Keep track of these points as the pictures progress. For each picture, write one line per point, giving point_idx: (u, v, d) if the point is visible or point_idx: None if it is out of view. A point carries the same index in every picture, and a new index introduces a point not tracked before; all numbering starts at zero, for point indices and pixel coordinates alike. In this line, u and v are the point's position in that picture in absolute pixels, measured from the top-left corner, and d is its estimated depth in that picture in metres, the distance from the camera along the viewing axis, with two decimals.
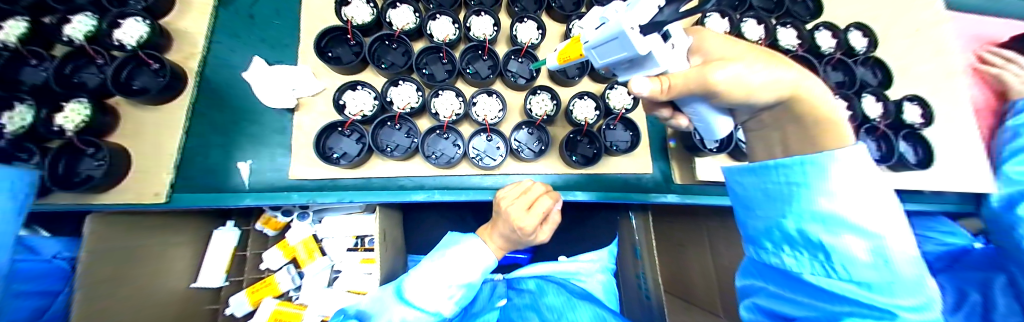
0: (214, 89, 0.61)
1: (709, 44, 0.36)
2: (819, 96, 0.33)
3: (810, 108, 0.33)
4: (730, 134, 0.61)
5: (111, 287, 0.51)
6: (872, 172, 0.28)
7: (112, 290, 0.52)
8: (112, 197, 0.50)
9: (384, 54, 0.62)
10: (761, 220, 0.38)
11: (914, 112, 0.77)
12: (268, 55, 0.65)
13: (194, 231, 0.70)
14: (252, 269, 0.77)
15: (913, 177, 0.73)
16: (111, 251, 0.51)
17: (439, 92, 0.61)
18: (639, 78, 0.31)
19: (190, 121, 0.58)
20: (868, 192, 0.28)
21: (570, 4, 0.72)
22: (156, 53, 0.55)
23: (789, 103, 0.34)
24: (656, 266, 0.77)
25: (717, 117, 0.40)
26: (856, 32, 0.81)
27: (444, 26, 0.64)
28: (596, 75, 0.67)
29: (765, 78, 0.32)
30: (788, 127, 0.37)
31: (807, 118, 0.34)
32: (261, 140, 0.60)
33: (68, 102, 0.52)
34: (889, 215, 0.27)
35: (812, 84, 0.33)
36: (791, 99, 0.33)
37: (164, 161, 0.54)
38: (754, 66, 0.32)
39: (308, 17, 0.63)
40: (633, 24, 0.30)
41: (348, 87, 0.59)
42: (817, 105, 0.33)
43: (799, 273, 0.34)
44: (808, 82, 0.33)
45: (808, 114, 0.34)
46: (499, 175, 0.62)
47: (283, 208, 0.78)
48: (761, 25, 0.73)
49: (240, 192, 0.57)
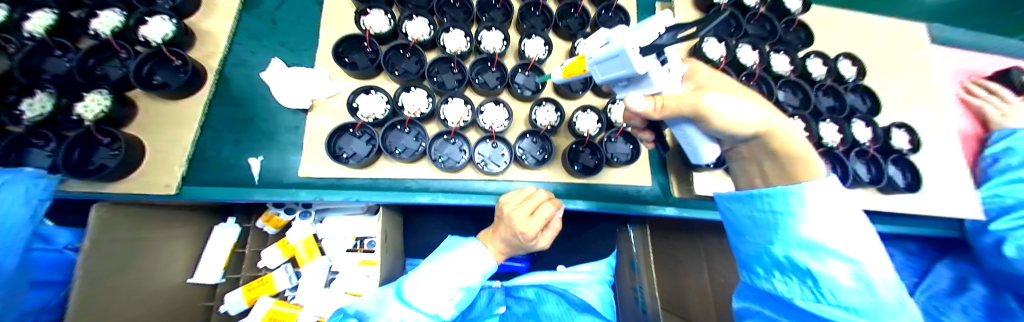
0: (231, 88, 0.63)
1: (700, 75, 0.40)
2: (790, 133, 0.36)
3: (781, 144, 0.36)
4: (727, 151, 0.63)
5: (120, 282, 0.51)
6: (841, 200, 0.32)
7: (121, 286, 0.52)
8: (122, 186, 0.51)
9: (398, 62, 0.66)
10: (751, 246, 0.41)
11: (903, 138, 0.80)
12: (287, 57, 0.68)
13: (194, 226, 0.69)
14: (250, 267, 0.77)
15: (902, 201, 0.75)
16: (111, 241, 0.49)
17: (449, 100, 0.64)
18: (634, 95, 0.36)
19: (207, 117, 0.60)
20: (841, 219, 0.31)
21: (576, 24, 0.76)
22: (178, 50, 0.57)
23: (763, 138, 0.37)
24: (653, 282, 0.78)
25: (704, 142, 0.42)
26: (845, 61, 0.85)
27: (456, 39, 0.67)
28: (599, 90, 0.71)
29: (744, 111, 0.35)
30: (764, 163, 0.40)
31: (781, 154, 0.37)
32: (273, 138, 0.62)
33: (89, 92, 0.53)
34: (862, 240, 0.31)
35: (785, 122, 0.37)
36: (765, 134, 0.36)
37: (178, 153, 0.55)
38: (737, 98, 0.35)
39: (327, 25, 0.66)
40: (633, 45, 0.33)
41: (362, 92, 0.62)
42: (788, 141, 0.36)
43: (790, 299, 0.35)
44: (781, 120, 0.36)
45: (779, 148, 0.37)
46: (501, 181, 0.64)
47: (287, 206, 0.79)
48: (756, 50, 0.77)
49: (250, 187, 0.58)
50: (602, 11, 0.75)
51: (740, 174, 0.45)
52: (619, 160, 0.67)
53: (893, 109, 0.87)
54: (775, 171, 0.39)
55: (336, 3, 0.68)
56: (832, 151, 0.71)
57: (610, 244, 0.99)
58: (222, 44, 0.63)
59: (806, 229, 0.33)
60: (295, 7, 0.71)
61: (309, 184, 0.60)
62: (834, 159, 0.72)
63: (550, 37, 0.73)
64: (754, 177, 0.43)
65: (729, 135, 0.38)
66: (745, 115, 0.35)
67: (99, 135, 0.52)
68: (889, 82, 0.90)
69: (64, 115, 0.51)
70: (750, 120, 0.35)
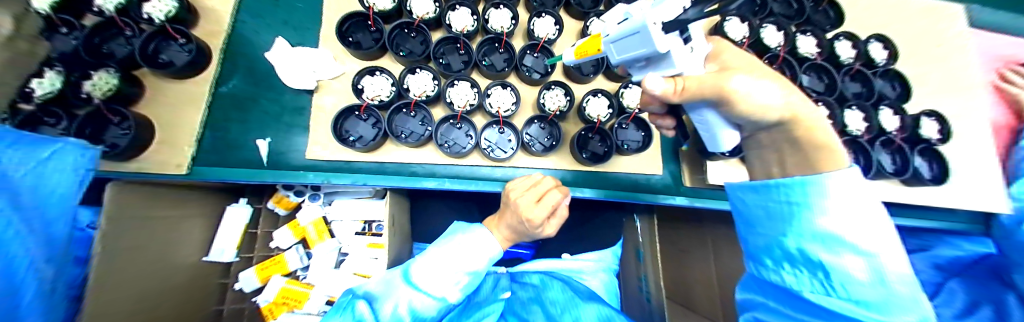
0: (237, 68, 0.63)
1: (724, 55, 0.37)
2: (818, 121, 0.34)
3: (807, 131, 0.34)
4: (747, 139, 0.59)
5: (139, 257, 0.53)
6: (864, 191, 0.30)
7: (141, 260, 0.54)
8: (136, 165, 0.52)
9: (403, 42, 0.63)
10: (761, 237, 0.39)
11: (932, 127, 0.75)
12: (290, 36, 0.66)
13: (209, 206, 0.71)
14: (262, 247, 0.80)
15: (925, 194, 0.72)
16: (129, 218, 0.50)
17: (455, 83, 0.62)
18: (652, 77, 0.33)
19: (213, 97, 0.59)
20: (863, 212, 0.30)
21: (589, 1, 0.72)
22: (183, 28, 0.57)
23: (787, 125, 0.35)
24: (659, 271, 0.78)
25: (724, 129, 0.40)
26: (876, 44, 0.80)
27: (462, 18, 0.65)
28: (610, 74, 0.68)
29: (770, 97, 0.32)
30: (785, 150, 0.38)
31: (805, 143, 0.35)
32: (279, 120, 0.62)
33: (97, 70, 0.53)
34: (882, 234, 0.29)
35: (813, 109, 0.34)
36: (790, 121, 0.34)
37: (187, 133, 0.55)
38: (764, 83, 0.33)
39: (330, 2, 0.64)
40: (655, 20, 0.31)
41: (366, 73, 0.61)
42: (815, 130, 0.34)
43: (799, 291, 0.34)
44: (808, 107, 0.34)
45: (805, 136, 0.34)
46: (507, 168, 0.63)
47: (295, 188, 0.80)
48: (781, 31, 0.72)
49: (260, 169, 0.58)
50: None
51: (757, 162, 0.43)
52: (629, 149, 0.64)
53: (924, 97, 0.82)
54: (795, 163, 0.37)
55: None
56: (856, 139, 0.68)
57: (616, 232, 0.98)
58: (225, 22, 0.61)
59: (823, 221, 0.31)
60: None
61: (315, 166, 0.59)
62: (857, 149, 0.69)
63: (561, 16, 0.70)
64: (772, 167, 0.41)
65: (753, 121, 0.35)
66: (770, 99, 0.33)
67: (109, 113, 0.52)
68: (922, 68, 0.84)
69: (72, 92, 0.51)
70: (776, 106, 0.33)
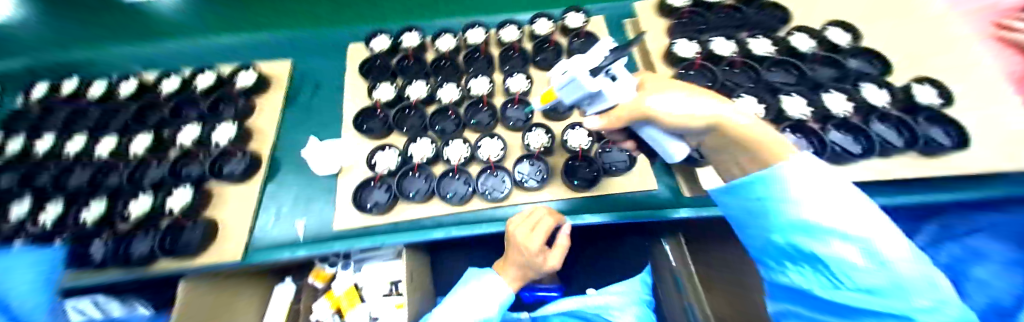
0: (285, 177, 0.75)
1: (648, 81, 0.45)
2: (744, 122, 0.37)
3: (738, 134, 0.37)
4: (692, 152, 0.59)
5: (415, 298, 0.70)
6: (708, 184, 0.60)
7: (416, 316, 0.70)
8: (204, 259, 0.61)
9: (410, 183, 0.70)
10: (755, 239, 0.42)
11: (798, 103, 0.68)
12: (320, 133, 0.81)
13: (263, 291, 0.85)
14: (368, 308, 0.84)
15: (862, 170, 0.60)
16: (195, 309, 0.62)
17: (416, 140, 0.73)
18: (589, 117, 0.45)
19: (257, 210, 0.70)
20: (836, 198, 0.32)
21: (524, 116, 0.76)
22: (195, 214, 0.65)
23: (717, 130, 0.39)
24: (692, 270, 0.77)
25: (668, 141, 0.44)
26: (520, 75, 0.79)
27: (424, 147, 0.72)
28: (554, 116, 0.75)
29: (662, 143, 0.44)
30: (733, 149, 0.40)
31: (735, 140, 0.38)
32: (312, 202, 0.71)
33: (161, 221, 0.66)
34: (869, 219, 0.31)
35: (735, 113, 0.38)
36: (716, 127, 0.39)
37: (236, 246, 0.63)
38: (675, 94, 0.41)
39: (282, 139, 0.80)
40: (582, 70, 0.37)
41: (293, 276, 0.92)
42: (742, 128, 0.37)
43: (809, 291, 0.35)
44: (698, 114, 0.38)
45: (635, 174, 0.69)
46: (258, 235, 0.68)
47: (330, 259, 0.89)
48: (525, 80, 0.78)
49: (295, 245, 0.66)
50: (468, 107, 0.78)
51: (723, 162, 0.44)
52: None
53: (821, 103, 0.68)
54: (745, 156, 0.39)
55: (265, 110, 0.81)
56: (801, 123, 0.65)
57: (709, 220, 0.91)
58: (229, 198, 0.69)
59: (799, 213, 0.34)
60: (323, 97, 0.87)
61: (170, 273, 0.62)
62: (805, 132, 0.65)
63: (517, 153, 0.72)
64: (732, 166, 0.43)
65: (683, 130, 0.40)
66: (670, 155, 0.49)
67: (185, 222, 0.64)
68: None
69: (165, 250, 0.61)
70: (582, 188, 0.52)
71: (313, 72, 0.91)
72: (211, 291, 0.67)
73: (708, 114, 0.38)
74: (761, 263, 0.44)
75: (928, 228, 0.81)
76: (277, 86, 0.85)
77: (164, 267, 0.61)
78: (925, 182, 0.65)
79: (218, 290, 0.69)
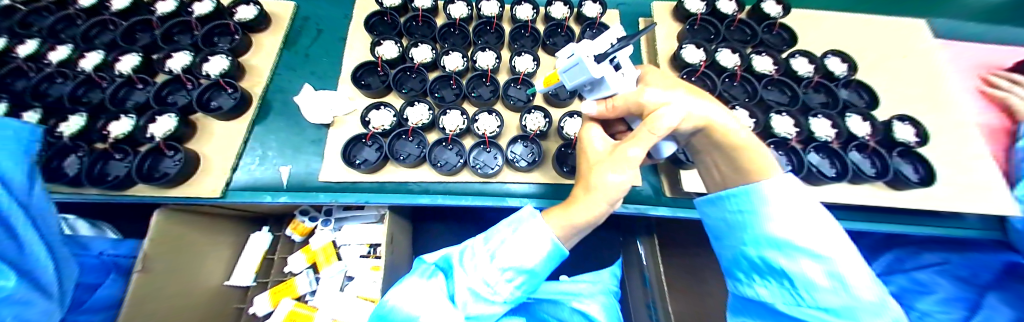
0: (273, 121, 0.74)
1: (649, 76, 0.45)
2: (732, 128, 0.38)
3: (723, 137, 0.38)
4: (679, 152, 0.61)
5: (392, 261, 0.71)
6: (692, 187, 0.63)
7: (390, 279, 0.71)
8: (182, 190, 0.60)
9: (402, 146, 0.69)
10: (728, 250, 0.43)
11: (788, 123, 0.70)
12: (315, 83, 0.80)
13: (235, 236, 0.83)
14: (341, 266, 0.84)
15: (834, 192, 0.63)
16: (168, 239, 0.60)
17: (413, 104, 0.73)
18: (587, 102, 0.45)
19: (242, 150, 0.68)
20: (808, 219, 0.33)
21: (524, 96, 0.76)
22: (175, 143, 0.63)
23: (706, 132, 0.39)
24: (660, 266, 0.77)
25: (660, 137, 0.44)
26: (527, 56, 0.79)
27: (420, 112, 0.72)
28: (555, 101, 0.74)
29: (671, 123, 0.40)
30: (716, 155, 0.41)
31: (722, 145, 0.39)
32: (300, 150, 0.71)
33: (141, 144, 0.64)
34: (833, 239, 0.33)
35: (728, 119, 0.39)
36: (706, 129, 0.39)
37: (216, 182, 0.62)
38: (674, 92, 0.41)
39: (275, 82, 0.78)
40: (588, 54, 0.37)
41: (270, 227, 0.91)
42: (728, 133, 0.38)
43: (772, 303, 0.38)
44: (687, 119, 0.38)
45: None
46: (239, 174, 0.67)
47: (310, 214, 0.88)
48: (531, 60, 0.78)
49: (278, 190, 0.66)
50: (471, 79, 0.77)
51: (704, 166, 0.45)
52: None
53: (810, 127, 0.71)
54: (725, 162, 0.40)
55: (262, 50, 0.79)
56: (787, 141, 0.67)
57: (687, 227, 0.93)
58: (213, 133, 0.67)
59: (773, 229, 0.35)
60: (322, 47, 0.85)
61: (146, 199, 0.61)
62: (789, 151, 0.68)
63: (512, 133, 0.72)
64: (714, 173, 0.44)
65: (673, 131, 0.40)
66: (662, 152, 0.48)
67: (166, 149, 0.63)
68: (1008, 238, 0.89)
69: (145, 173, 0.61)
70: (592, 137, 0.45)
71: (318, 19, 0.88)
72: (188, 222, 0.66)
73: (703, 115, 0.38)
74: (730, 274, 0.46)
75: (884, 258, 0.88)
76: (277, 27, 0.82)
77: (138, 192, 0.60)
78: (888, 214, 0.69)
79: (193, 223, 0.68)
